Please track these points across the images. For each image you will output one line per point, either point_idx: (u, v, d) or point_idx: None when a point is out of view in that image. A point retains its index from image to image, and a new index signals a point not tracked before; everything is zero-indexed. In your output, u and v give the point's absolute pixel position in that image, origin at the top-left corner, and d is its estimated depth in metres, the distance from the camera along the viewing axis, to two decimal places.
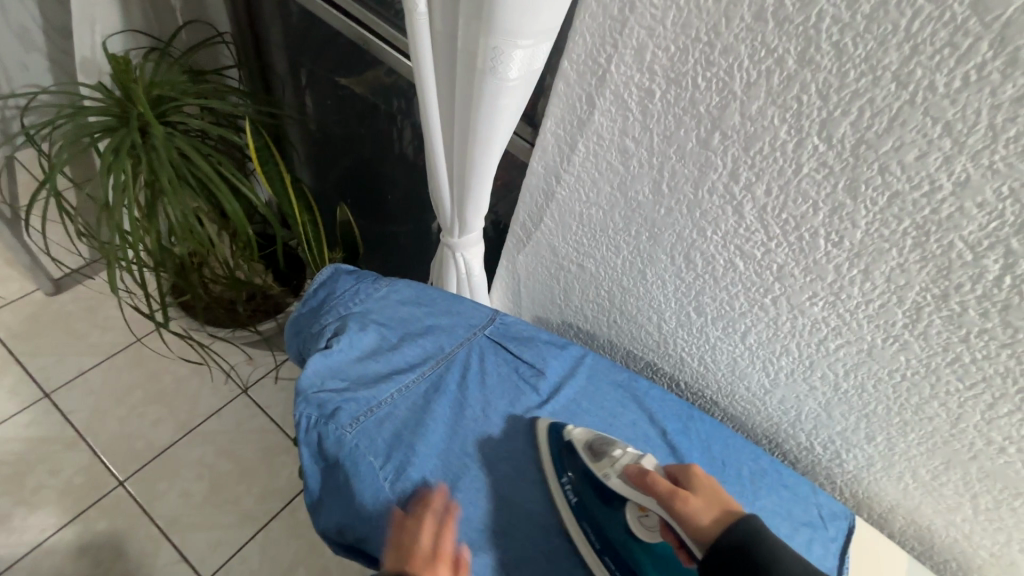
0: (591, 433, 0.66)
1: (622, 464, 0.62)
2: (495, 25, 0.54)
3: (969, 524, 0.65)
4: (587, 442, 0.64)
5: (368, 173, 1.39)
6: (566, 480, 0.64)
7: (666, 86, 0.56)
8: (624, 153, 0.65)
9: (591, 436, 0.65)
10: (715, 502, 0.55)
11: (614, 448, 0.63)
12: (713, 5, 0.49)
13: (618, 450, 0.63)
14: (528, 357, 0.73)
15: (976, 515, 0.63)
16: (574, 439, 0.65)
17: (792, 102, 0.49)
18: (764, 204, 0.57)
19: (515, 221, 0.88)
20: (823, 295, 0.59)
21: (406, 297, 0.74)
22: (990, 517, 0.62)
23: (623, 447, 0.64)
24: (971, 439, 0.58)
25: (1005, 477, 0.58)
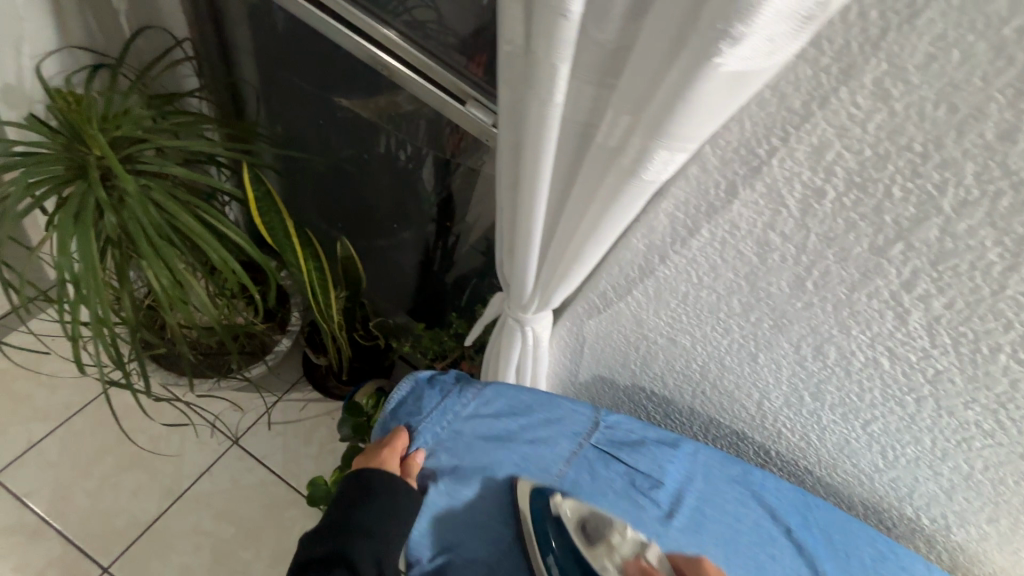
0: (586, 509, 0.59)
1: (621, 556, 0.56)
2: (662, 129, 0.43)
3: None
4: (578, 520, 0.58)
5: (373, 199, 1.24)
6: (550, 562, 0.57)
7: (847, 189, 0.48)
8: (763, 245, 0.57)
9: (584, 514, 0.58)
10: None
11: (611, 531, 0.57)
12: (945, 116, 0.40)
13: (616, 535, 0.57)
14: (640, 466, 0.66)
15: None
16: (563, 515, 0.58)
17: (1016, 227, 0.43)
18: (939, 315, 0.51)
19: (591, 289, 0.78)
20: (983, 403, 0.55)
21: (499, 412, 0.64)
22: None
23: (622, 530, 0.57)
24: None
25: None
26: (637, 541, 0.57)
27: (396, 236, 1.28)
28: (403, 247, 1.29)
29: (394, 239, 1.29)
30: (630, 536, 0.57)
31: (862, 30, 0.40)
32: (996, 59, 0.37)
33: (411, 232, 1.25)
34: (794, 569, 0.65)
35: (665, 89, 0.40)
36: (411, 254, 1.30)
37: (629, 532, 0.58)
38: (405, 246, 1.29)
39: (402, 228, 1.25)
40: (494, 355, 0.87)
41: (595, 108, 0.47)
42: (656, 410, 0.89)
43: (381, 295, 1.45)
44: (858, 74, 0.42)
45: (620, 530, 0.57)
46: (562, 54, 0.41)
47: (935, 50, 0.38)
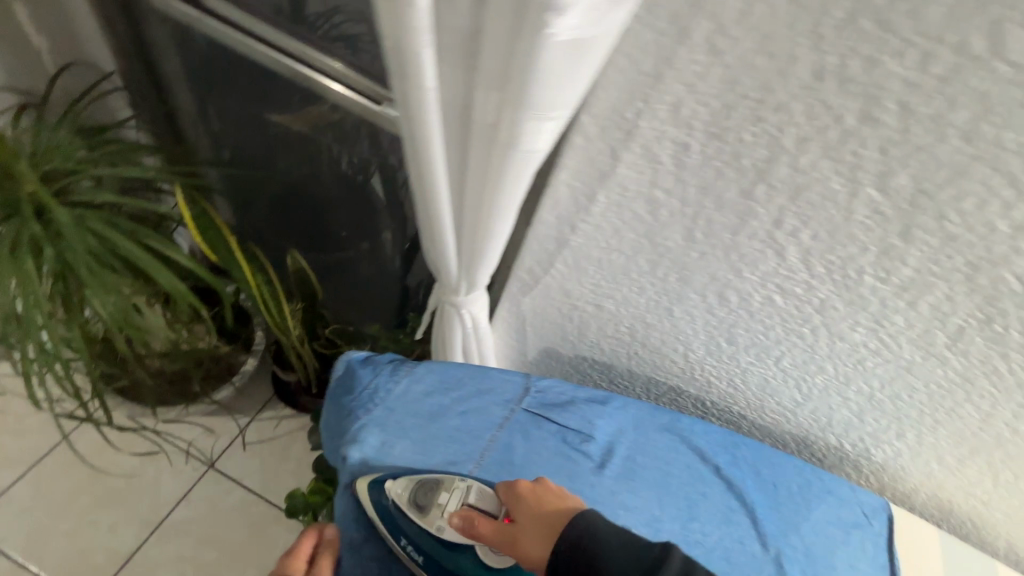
0: (415, 482, 0.61)
1: (449, 512, 0.59)
2: (525, 100, 0.47)
3: (999, 504, 0.72)
4: (411, 496, 0.60)
5: (331, 212, 1.25)
6: (406, 540, 0.61)
7: (706, 140, 0.53)
8: (652, 203, 0.62)
9: (411, 491, 0.60)
10: (535, 523, 0.54)
11: (439, 495, 0.60)
12: (768, 63, 0.45)
13: (445, 496, 0.60)
14: (571, 424, 0.70)
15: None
16: (398, 497, 0.60)
17: (848, 156, 0.48)
18: (810, 247, 0.57)
19: (519, 267, 0.82)
20: (864, 324, 0.61)
21: (426, 388, 0.67)
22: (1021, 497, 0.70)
23: (448, 489, 0.60)
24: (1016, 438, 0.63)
25: None
26: (458, 495, 0.59)
27: (359, 248, 1.29)
28: (364, 258, 1.31)
29: (355, 250, 1.31)
30: (455, 491, 0.60)
31: None
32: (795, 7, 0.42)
33: (371, 244, 1.27)
34: (725, 505, 0.69)
35: (517, 62, 0.44)
36: (368, 263, 1.32)
37: (456, 485, 0.60)
38: (362, 257, 1.31)
39: (365, 240, 1.27)
40: (448, 344, 0.89)
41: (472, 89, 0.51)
42: (601, 377, 0.94)
43: (352, 309, 1.46)
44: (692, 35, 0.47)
45: (448, 490, 0.60)
46: (419, 42, 0.45)
47: (746, 5, 0.43)
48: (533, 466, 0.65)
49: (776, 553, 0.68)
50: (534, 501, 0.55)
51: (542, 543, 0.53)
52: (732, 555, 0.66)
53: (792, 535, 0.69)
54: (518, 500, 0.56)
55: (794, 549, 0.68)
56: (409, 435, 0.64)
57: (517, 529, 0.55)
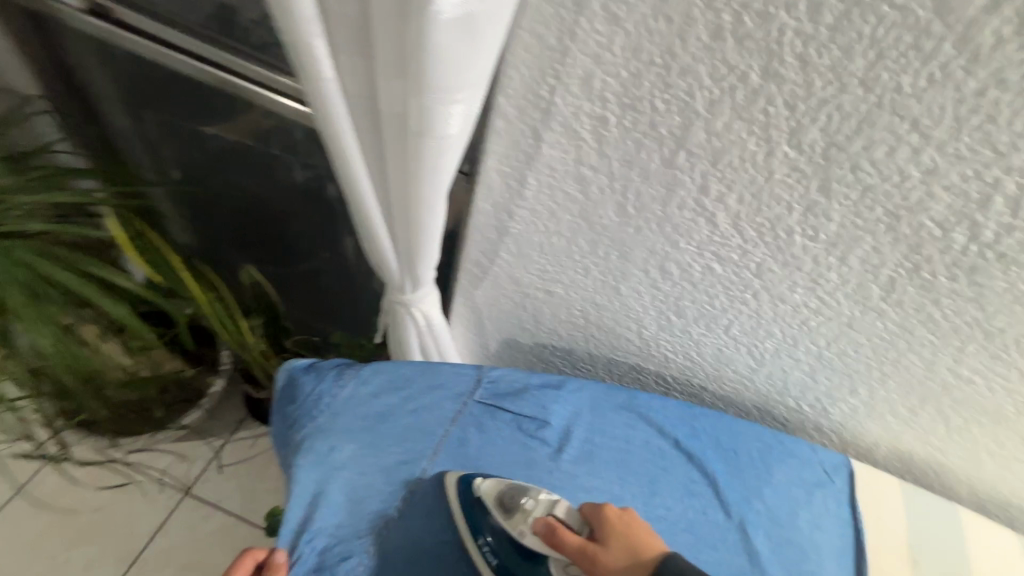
0: (503, 483, 0.61)
1: (533, 517, 0.59)
2: (427, 84, 0.46)
3: (954, 449, 0.73)
4: (495, 496, 0.60)
5: (286, 222, 1.21)
6: (482, 541, 0.61)
7: (622, 112, 0.52)
8: (582, 181, 0.61)
9: (500, 489, 0.61)
10: (627, 550, 0.56)
11: (524, 499, 0.60)
12: (666, 27, 0.45)
13: (528, 500, 0.60)
14: (526, 411, 0.68)
15: (976, 446, 0.71)
16: (483, 495, 0.61)
17: (758, 115, 0.48)
18: (738, 212, 0.56)
19: (466, 259, 0.81)
20: (801, 283, 0.61)
21: (375, 389, 0.66)
22: (974, 441, 0.70)
23: (534, 495, 0.60)
24: (960, 383, 0.64)
25: (997, 412, 0.65)
26: (547, 502, 0.60)
27: (319, 257, 1.27)
28: (326, 267, 1.28)
29: (317, 259, 1.27)
30: (542, 498, 0.60)
31: None
32: None
33: (332, 253, 1.24)
34: (687, 477, 0.69)
35: (411, 43, 0.43)
36: (330, 272, 1.29)
37: (542, 494, 0.60)
38: (324, 265, 1.28)
39: (327, 249, 1.24)
40: (411, 345, 0.88)
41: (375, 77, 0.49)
42: (563, 363, 0.93)
43: (321, 318, 1.42)
44: (589, 4, 0.46)
45: (533, 496, 0.60)
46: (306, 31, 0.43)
47: None
48: (490, 457, 0.65)
49: (741, 520, 0.68)
50: (625, 530, 0.57)
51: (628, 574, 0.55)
52: (698, 527, 0.66)
53: (756, 500, 0.69)
54: (608, 524, 0.58)
55: (758, 515, 0.69)
56: (362, 437, 0.64)
57: (603, 554, 0.56)
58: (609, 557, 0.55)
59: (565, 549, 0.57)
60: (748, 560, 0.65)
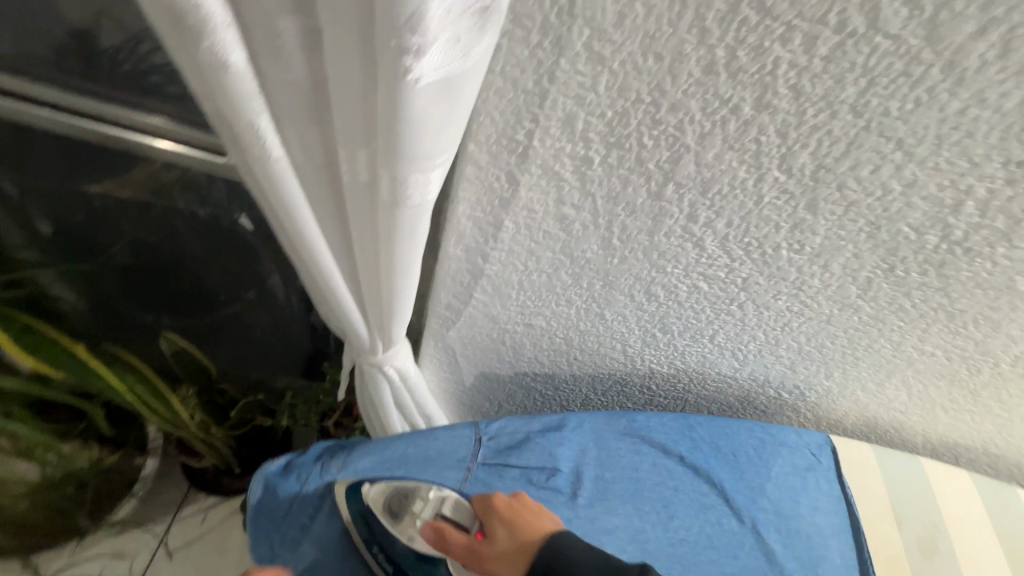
0: (391, 488, 0.61)
1: (422, 520, 0.60)
2: (401, 153, 0.39)
3: (913, 409, 0.80)
4: (383, 501, 0.60)
5: (201, 270, 1.07)
6: (375, 546, 0.61)
7: (607, 150, 0.49)
8: (563, 220, 0.57)
9: (386, 495, 0.60)
10: (511, 535, 0.56)
11: (413, 501, 0.60)
12: (654, 65, 0.41)
13: (417, 503, 0.60)
14: (534, 462, 0.66)
15: (933, 404, 0.78)
16: (372, 501, 0.60)
17: (749, 145, 0.46)
18: (726, 234, 0.55)
19: (435, 304, 0.74)
20: (786, 291, 0.62)
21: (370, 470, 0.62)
22: (930, 400, 0.77)
23: (423, 496, 0.60)
24: (923, 356, 0.68)
25: (952, 376, 0.71)
26: (433, 504, 0.60)
27: (244, 298, 1.12)
28: (254, 308, 1.14)
29: (242, 301, 1.13)
30: (430, 499, 0.60)
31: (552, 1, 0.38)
32: (673, 4, 0.37)
33: (258, 290, 1.10)
34: (697, 491, 0.70)
35: (381, 111, 0.36)
36: (262, 315, 1.15)
37: (431, 494, 0.60)
38: (252, 308, 1.14)
39: (252, 286, 1.10)
40: (386, 399, 0.80)
41: (333, 147, 0.42)
42: (544, 386, 0.90)
43: (261, 367, 1.25)
44: (570, 45, 0.41)
45: (419, 497, 0.60)
46: (251, 111, 0.35)
47: (621, 6, 0.38)
48: None
49: (752, 522, 0.69)
50: (508, 515, 0.57)
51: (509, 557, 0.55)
52: (716, 540, 0.67)
53: (761, 499, 0.71)
54: (492, 512, 0.58)
55: (765, 513, 0.71)
56: (357, 523, 0.61)
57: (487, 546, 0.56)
58: (492, 549, 0.56)
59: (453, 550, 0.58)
60: (765, 560, 0.67)
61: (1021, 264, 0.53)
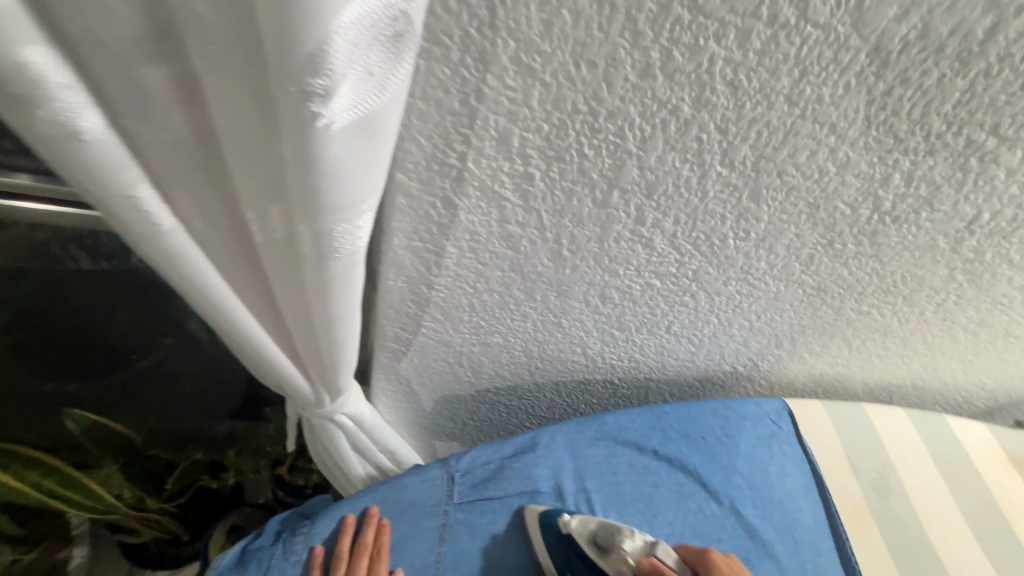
0: (594, 522, 0.59)
1: (635, 559, 0.55)
2: (322, 206, 0.34)
3: (854, 362, 0.85)
4: (588, 534, 0.58)
5: (103, 328, 0.94)
6: None
7: (547, 165, 0.45)
8: (508, 238, 0.53)
9: (592, 528, 0.58)
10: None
11: (621, 536, 0.57)
12: (588, 73, 0.38)
13: (627, 541, 0.57)
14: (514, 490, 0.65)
15: (871, 355, 0.83)
16: (574, 532, 0.59)
17: (691, 143, 0.45)
18: (674, 232, 0.54)
19: (381, 338, 0.69)
20: (735, 276, 0.62)
21: (328, 535, 0.60)
22: (869, 352, 0.82)
23: (632, 534, 0.57)
24: (861, 316, 0.72)
25: (886, 329, 0.76)
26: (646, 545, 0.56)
27: (160, 349, 1.00)
28: (175, 357, 1.02)
29: (158, 353, 1.00)
30: (639, 539, 0.57)
31: (470, 14, 0.34)
32: (602, 7, 0.34)
33: (175, 338, 0.99)
34: (675, 482, 0.70)
35: (291, 162, 0.31)
36: (185, 364, 1.04)
37: (639, 534, 0.58)
38: (172, 359, 1.02)
39: (169, 333, 0.99)
40: (343, 444, 0.75)
41: (237, 205, 0.36)
42: (508, 399, 0.87)
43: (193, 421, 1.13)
44: (495, 60, 0.37)
45: (630, 534, 0.57)
46: (123, 181, 0.29)
47: (546, 14, 0.34)
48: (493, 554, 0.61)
49: (730, 500, 0.71)
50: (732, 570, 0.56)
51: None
52: (699, 526, 0.68)
53: (734, 476, 0.73)
54: (715, 569, 0.56)
55: (741, 489, 0.72)
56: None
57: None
58: None
59: None
60: (748, 536, 0.69)
61: (942, 224, 0.56)
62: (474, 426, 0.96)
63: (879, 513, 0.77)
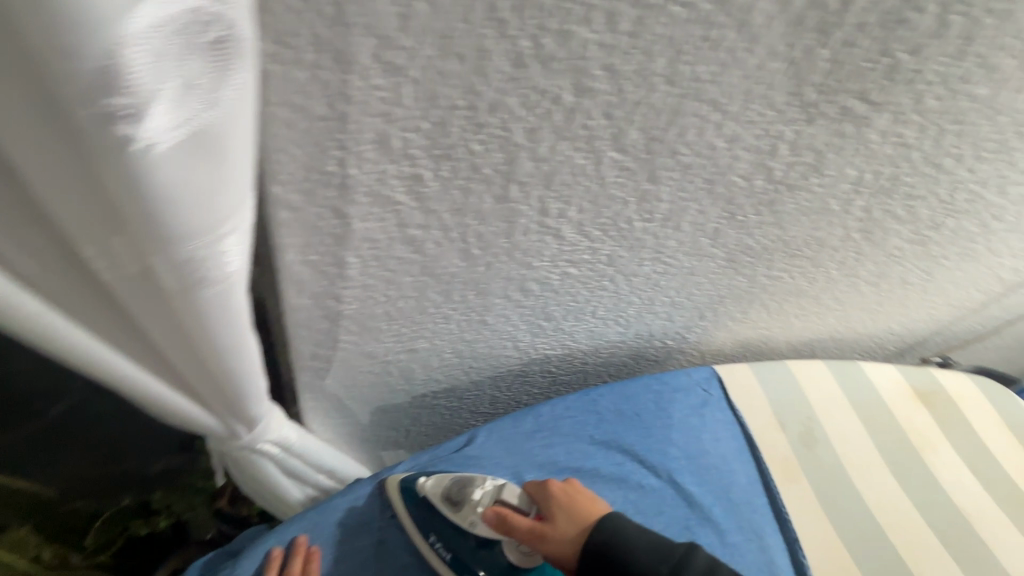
0: (449, 479, 0.62)
1: (482, 506, 0.60)
2: (169, 233, 0.30)
3: (774, 324, 0.89)
4: (442, 491, 0.62)
5: None
6: (434, 539, 0.61)
7: (436, 164, 0.43)
8: (412, 242, 0.51)
9: (445, 485, 0.62)
10: (574, 522, 0.58)
11: (472, 489, 0.61)
12: (459, 66, 0.37)
13: (478, 491, 0.61)
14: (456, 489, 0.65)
15: (789, 315, 0.87)
16: (430, 492, 0.62)
17: (580, 131, 0.44)
18: (580, 219, 0.54)
19: (299, 357, 0.65)
20: (648, 256, 0.63)
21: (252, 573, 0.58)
22: (786, 313, 0.86)
23: (482, 484, 0.61)
24: (773, 281, 0.75)
25: (798, 290, 0.79)
26: (493, 491, 0.60)
27: None
28: None
29: None
30: (488, 487, 0.61)
31: (317, 12, 0.31)
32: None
33: None
34: (613, 462, 0.72)
35: (118, 191, 0.27)
36: None
37: (489, 483, 0.61)
38: None
39: None
40: (276, 472, 0.71)
41: (74, 243, 0.32)
42: (447, 401, 0.86)
43: None
44: (355, 59, 0.34)
45: (480, 486, 0.61)
46: None
47: (400, 7, 0.32)
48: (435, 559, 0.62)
49: (668, 473, 0.73)
50: (566, 499, 0.60)
51: (575, 540, 0.57)
52: (641, 503, 0.69)
53: (671, 449, 0.75)
54: (552, 499, 0.61)
55: (678, 461, 0.75)
56: None
57: (550, 527, 0.58)
58: (555, 530, 0.58)
59: (515, 532, 0.58)
60: (687, 505, 0.71)
61: (831, 188, 0.58)
62: (418, 432, 0.94)
63: (807, 463, 0.82)
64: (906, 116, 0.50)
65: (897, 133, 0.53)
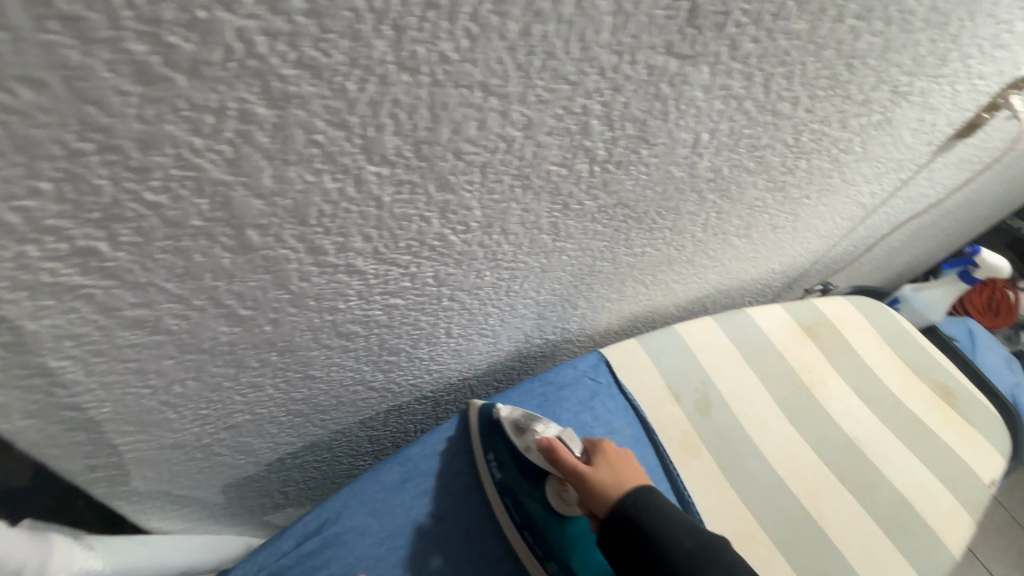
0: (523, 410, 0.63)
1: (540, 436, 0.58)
2: None
3: (656, 293, 0.84)
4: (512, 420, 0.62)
5: None
6: (491, 458, 0.63)
7: (105, 230, 0.30)
8: (142, 325, 0.38)
9: (516, 415, 0.62)
10: (618, 479, 0.56)
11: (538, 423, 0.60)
12: (43, 97, 0.24)
13: (541, 426, 0.60)
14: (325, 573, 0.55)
15: (668, 282, 0.82)
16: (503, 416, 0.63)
17: (310, 150, 0.32)
18: (374, 249, 0.43)
19: (72, 474, 0.50)
20: (486, 266, 0.53)
21: None
22: (665, 281, 0.81)
23: (547, 423, 0.60)
24: (640, 256, 0.68)
25: (670, 258, 0.74)
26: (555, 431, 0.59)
27: None
28: None
29: None
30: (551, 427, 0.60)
31: None
32: None
33: None
34: None
35: None
36: None
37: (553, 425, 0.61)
38: None
39: None
40: None
41: None
42: (315, 456, 0.74)
43: None
44: None
45: (546, 422, 0.60)
46: None
47: None
48: None
49: None
50: (623, 457, 0.59)
51: (612, 492, 0.55)
52: None
53: None
54: (607, 453, 0.59)
55: None
56: None
57: (595, 475, 0.56)
58: (600, 477, 0.56)
59: (561, 466, 0.56)
60: None
61: (668, 156, 0.51)
62: (298, 490, 0.82)
63: (705, 432, 0.79)
64: (725, 65, 0.43)
65: (722, 86, 0.45)
